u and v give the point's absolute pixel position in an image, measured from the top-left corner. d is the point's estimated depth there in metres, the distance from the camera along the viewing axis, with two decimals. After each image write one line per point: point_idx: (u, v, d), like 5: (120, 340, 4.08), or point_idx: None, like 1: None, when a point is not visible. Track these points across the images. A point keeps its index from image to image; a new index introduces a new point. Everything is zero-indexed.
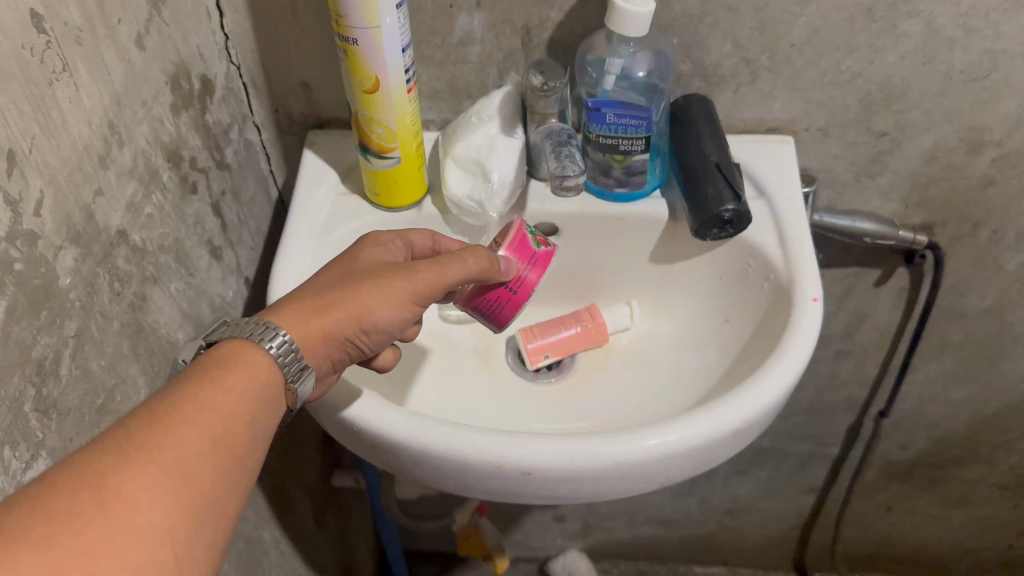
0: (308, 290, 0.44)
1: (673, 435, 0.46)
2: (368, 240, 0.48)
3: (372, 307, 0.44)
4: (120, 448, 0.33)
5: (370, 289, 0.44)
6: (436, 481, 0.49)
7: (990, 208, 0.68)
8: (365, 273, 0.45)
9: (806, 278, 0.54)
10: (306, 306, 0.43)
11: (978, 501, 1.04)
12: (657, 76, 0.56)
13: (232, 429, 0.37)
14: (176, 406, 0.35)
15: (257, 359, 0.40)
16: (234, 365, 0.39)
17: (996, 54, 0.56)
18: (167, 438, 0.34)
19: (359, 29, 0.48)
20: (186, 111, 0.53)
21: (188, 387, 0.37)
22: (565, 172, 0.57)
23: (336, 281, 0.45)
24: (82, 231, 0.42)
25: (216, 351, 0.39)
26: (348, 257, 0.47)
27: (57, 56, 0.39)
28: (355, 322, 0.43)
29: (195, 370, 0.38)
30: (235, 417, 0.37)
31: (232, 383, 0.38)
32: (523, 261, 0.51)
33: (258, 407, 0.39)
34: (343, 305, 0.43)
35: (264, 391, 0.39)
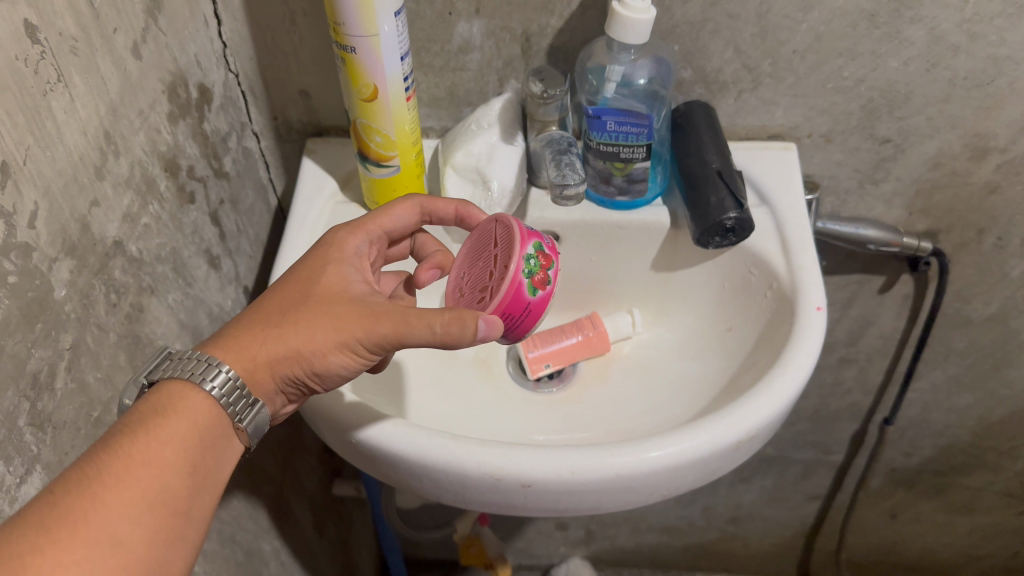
0: (261, 315, 0.43)
1: (674, 447, 0.45)
2: (333, 260, 0.46)
3: (320, 350, 0.42)
4: (44, 518, 0.32)
5: (318, 331, 0.42)
6: (434, 494, 0.48)
7: (994, 214, 0.67)
8: (317, 309, 0.42)
9: (809, 286, 0.54)
10: (250, 339, 0.42)
11: (984, 508, 1.03)
12: (657, 83, 0.56)
13: (169, 484, 0.37)
14: (107, 466, 0.35)
15: (198, 405, 0.40)
16: (172, 414, 0.39)
17: (1001, 60, 0.55)
18: (97, 502, 0.34)
19: (358, 37, 0.48)
20: (183, 120, 0.53)
21: (122, 443, 0.36)
22: (565, 181, 0.56)
23: (290, 311, 0.43)
24: (77, 242, 0.41)
25: (151, 400, 0.39)
26: (309, 279, 0.44)
27: (52, 67, 0.39)
28: (300, 364, 0.42)
29: (128, 423, 0.37)
30: (172, 470, 0.37)
31: (169, 435, 0.38)
32: (516, 314, 0.46)
33: (200, 455, 0.39)
34: (289, 344, 0.42)
35: (204, 439, 0.39)
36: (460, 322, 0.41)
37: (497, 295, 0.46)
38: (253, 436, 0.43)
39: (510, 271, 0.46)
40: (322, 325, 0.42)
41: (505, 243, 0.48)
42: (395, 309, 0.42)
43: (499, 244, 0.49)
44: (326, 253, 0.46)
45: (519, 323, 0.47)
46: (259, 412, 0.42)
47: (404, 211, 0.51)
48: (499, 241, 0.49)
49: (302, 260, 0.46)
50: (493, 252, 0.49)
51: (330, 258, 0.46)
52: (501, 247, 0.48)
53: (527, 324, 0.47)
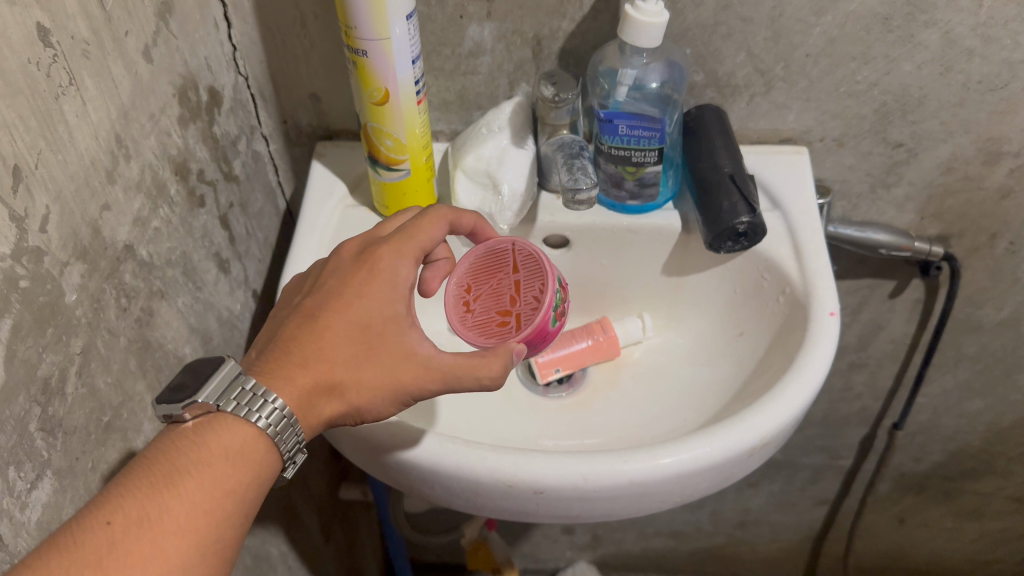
0: (316, 361, 0.42)
1: (687, 454, 0.45)
2: (386, 300, 0.44)
3: (375, 404, 0.43)
4: (102, 558, 0.33)
5: (375, 389, 0.42)
6: (446, 499, 0.48)
7: (1007, 218, 0.66)
8: (375, 363, 0.42)
9: (822, 292, 0.53)
10: (307, 391, 0.41)
11: (993, 513, 1.02)
12: (670, 87, 0.55)
13: (221, 533, 0.37)
14: (167, 510, 0.35)
15: (260, 452, 0.40)
16: (235, 457, 0.39)
17: (1015, 64, 0.55)
18: (152, 550, 0.34)
19: (370, 41, 0.48)
20: (193, 124, 0.52)
21: (185, 485, 0.36)
22: (577, 185, 0.55)
23: (347, 360, 0.42)
24: (88, 246, 0.41)
25: (220, 437, 0.39)
26: (363, 322, 0.43)
27: (64, 70, 0.39)
28: (353, 415, 0.43)
29: (193, 460, 0.37)
30: (225, 522, 0.37)
31: (230, 480, 0.38)
32: (534, 345, 0.48)
33: (251, 506, 0.39)
34: (345, 398, 0.42)
35: (259, 490, 0.39)
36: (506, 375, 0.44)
37: (528, 326, 0.47)
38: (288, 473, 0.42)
39: (545, 305, 0.47)
40: (380, 380, 0.42)
41: (530, 269, 0.49)
42: (450, 369, 0.43)
43: (520, 273, 0.49)
44: (378, 288, 0.44)
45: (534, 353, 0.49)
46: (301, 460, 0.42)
47: (436, 228, 0.47)
48: (520, 266, 0.50)
49: (351, 290, 0.44)
50: (513, 279, 0.49)
51: (385, 296, 0.44)
52: (524, 276, 0.49)
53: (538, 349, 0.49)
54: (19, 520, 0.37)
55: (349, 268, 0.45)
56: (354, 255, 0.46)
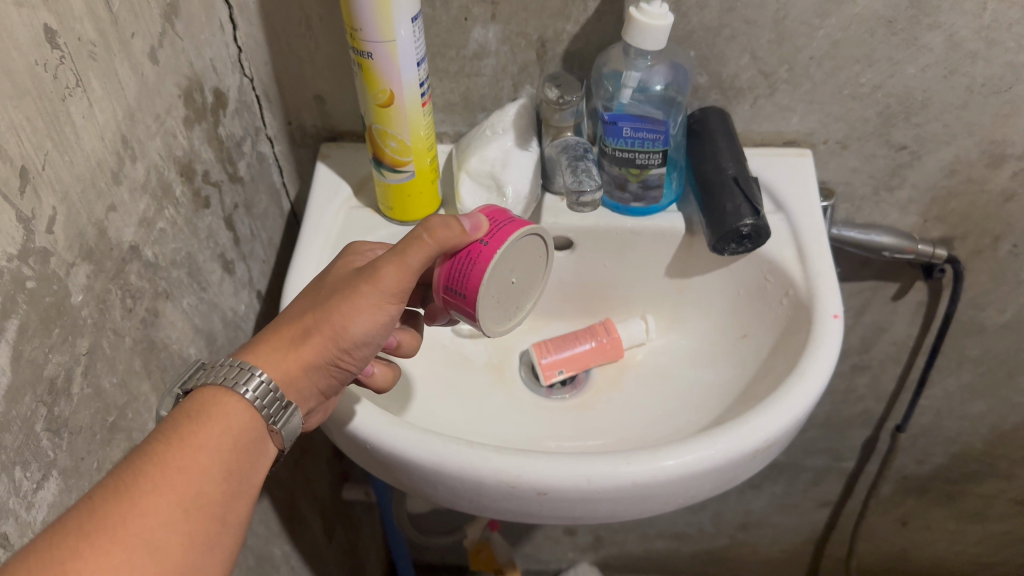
0: (281, 321, 0.44)
1: (691, 456, 0.45)
2: (341, 257, 0.48)
3: (340, 320, 0.43)
4: (82, 525, 0.33)
5: (335, 305, 0.43)
6: (449, 500, 0.48)
7: (1010, 221, 0.66)
8: (331, 290, 0.44)
9: (826, 294, 0.53)
10: (275, 343, 0.43)
11: (996, 515, 1.02)
12: (674, 89, 0.55)
13: (205, 489, 0.36)
14: (142, 472, 0.35)
15: (231, 407, 0.40)
16: (206, 418, 0.39)
17: (1018, 67, 0.55)
18: (132, 509, 0.34)
19: (374, 43, 0.48)
20: (198, 125, 0.53)
21: (156, 448, 0.36)
22: (582, 187, 0.55)
23: (308, 304, 0.44)
24: (94, 247, 0.41)
25: (184, 406, 0.39)
26: (320, 278, 0.46)
27: (71, 72, 0.39)
28: (330, 345, 0.43)
29: (161, 428, 0.38)
30: (207, 474, 0.37)
31: (203, 439, 0.38)
32: (495, 219, 0.46)
33: (235, 459, 0.39)
34: (313, 331, 0.43)
35: (238, 443, 0.39)
36: (440, 223, 0.43)
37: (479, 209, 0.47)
38: (286, 440, 0.42)
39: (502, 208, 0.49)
40: (337, 298, 0.43)
41: None
42: (392, 251, 0.43)
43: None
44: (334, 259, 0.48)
45: (500, 226, 0.45)
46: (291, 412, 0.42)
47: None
48: None
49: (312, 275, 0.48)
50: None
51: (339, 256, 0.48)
52: None
53: (506, 229, 0.45)
54: (25, 520, 0.37)
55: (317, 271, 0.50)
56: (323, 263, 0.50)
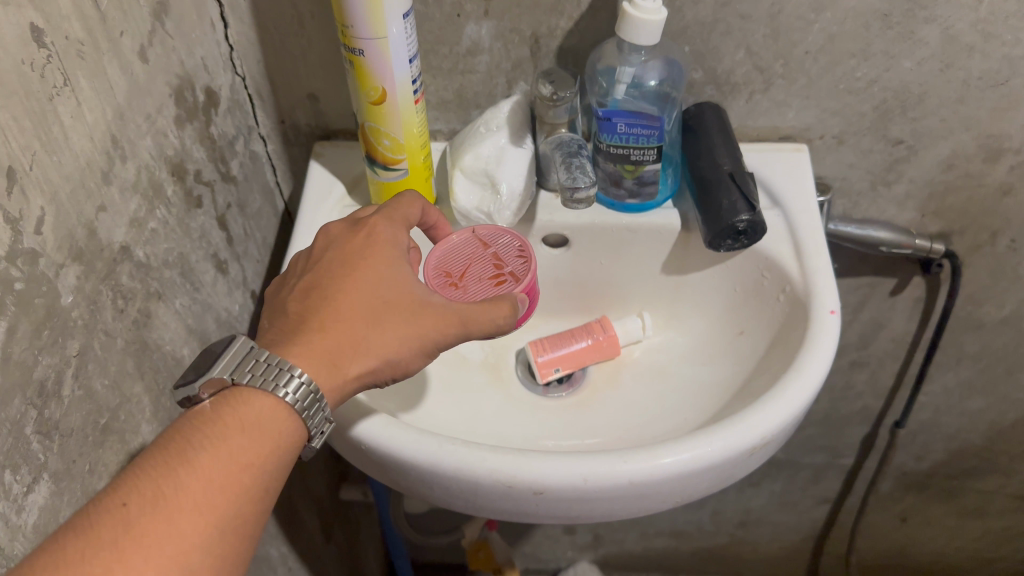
0: (331, 323, 0.42)
1: (688, 453, 0.45)
2: (386, 261, 0.45)
3: (403, 354, 0.43)
4: (118, 537, 0.32)
5: (401, 336, 0.43)
6: (445, 500, 0.48)
7: (1008, 216, 0.66)
8: (392, 313, 0.43)
9: (823, 290, 0.53)
10: (329, 352, 0.41)
11: (996, 511, 1.02)
12: (669, 85, 0.55)
13: (240, 511, 0.36)
14: (185, 488, 0.35)
15: (282, 423, 0.39)
16: (253, 432, 0.38)
17: (1015, 61, 0.55)
18: (170, 527, 0.33)
19: (366, 40, 0.48)
20: (190, 124, 0.52)
21: (202, 461, 0.36)
22: (576, 184, 0.55)
23: (364, 316, 0.43)
24: (84, 248, 0.41)
25: (237, 411, 0.38)
26: (372, 283, 0.44)
27: (58, 71, 0.39)
28: (383, 372, 0.43)
29: (208, 436, 0.37)
30: (246, 495, 0.36)
31: (248, 456, 0.37)
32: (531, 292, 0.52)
33: (272, 480, 0.38)
34: (373, 354, 0.42)
35: (279, 463, 0.39)
36: (515, 315, 0.46)
37: (523, 275, 0.51)
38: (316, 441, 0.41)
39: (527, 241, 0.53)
40: (404, 330, 0.43)
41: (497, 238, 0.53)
42: (467, 310, 0.45)
43: (493, 245, 0.53)
44: (377, 253, 0.46)
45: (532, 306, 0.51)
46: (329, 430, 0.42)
47: (413, 207, 0.50)
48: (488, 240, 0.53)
49: (351, 262, 0.45)
50: (490, 252, 0.53)
51: (383, 258, 0.45)
52: (498, 244, 0.53)
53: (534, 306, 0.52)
54: (15, 523, 0.36)
55: (344, 249, 0.46)
56: (350, 239, 0.47)
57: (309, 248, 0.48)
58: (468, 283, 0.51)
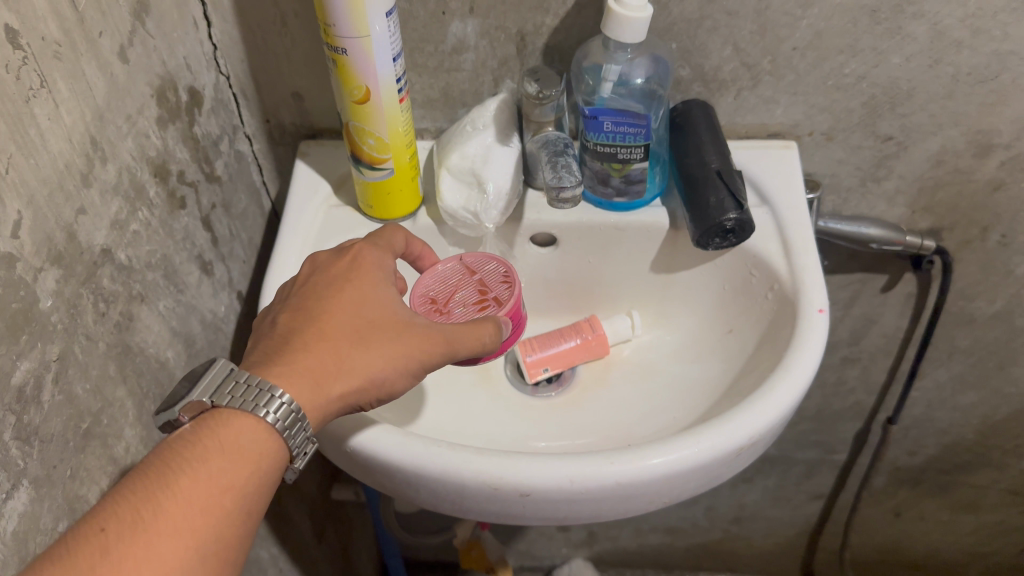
0: (318, 342, 0.42)
1: (675, 454, 0.45)
2: (373, 282, 0.46)
3: (388, 372, 0.43)
4: (95, 565, 0.32)
5: (387, 356, 0.43)
6: (432, 503, 0.48)
7: (998, 211, 0.66)
8: (379, 333, 0.43)
9: (811, 288, 0.53)
10: (314, 370, 0.41)
11: (989, 506, 1.02)
12: (655, 82, 0.55)
13: (221, 532, 0.36)
14: (164, 511, 0.34)
15: (263, 444, 0.39)
16: (233, 452, 0.38)
17: (1004, 55, 0.54)
18: (148, 553, 0.33)
19: (349, 39, 0.47)
20: (172, 125, 0.52)
21: (181, 483, 0.35)
22: (561, 184, 0.55)
23: (349, 336, 0.43)
24: (63, 251, 0.41)
25: (218, 433, 0.38)
26: (357, 305, 0.44)
27: (34, 72, 0.38)
28: (368, 393, 0.42)
29: (187, 458, 0.36)
30: (225, 516, 0.36)
31: (228, 477, 0.37)
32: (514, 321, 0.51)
33: (254, 500, 0.38)
34: (358, 373, 0.42)
35: (261, 482, 0.38)
36: (497, 335, 0.47)
37: (507, 300, 0.51)
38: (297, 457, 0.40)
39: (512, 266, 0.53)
40: (391, 349, 0.43)
41: (483, 264, 0.54)
42: (452, 333, 0.45)
43: (479, 272, 0.53)
44: (364, 274, 0.46)
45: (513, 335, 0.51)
46: (314, 451, 0.41)
47: (398, 236, 0.50)
48: (474, 266, 0.54)
49: (338, 283, 0.45)
50: (476, 278, 0.53)
51: (371, 279, 0.46)
52: (483, 270, 0.53)
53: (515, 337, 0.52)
54: None
55: (329, 272, 0.46)
56: (337, 263, 0.47)
57: (294, 275, 0.48)
58: (451, 310, 0.51)
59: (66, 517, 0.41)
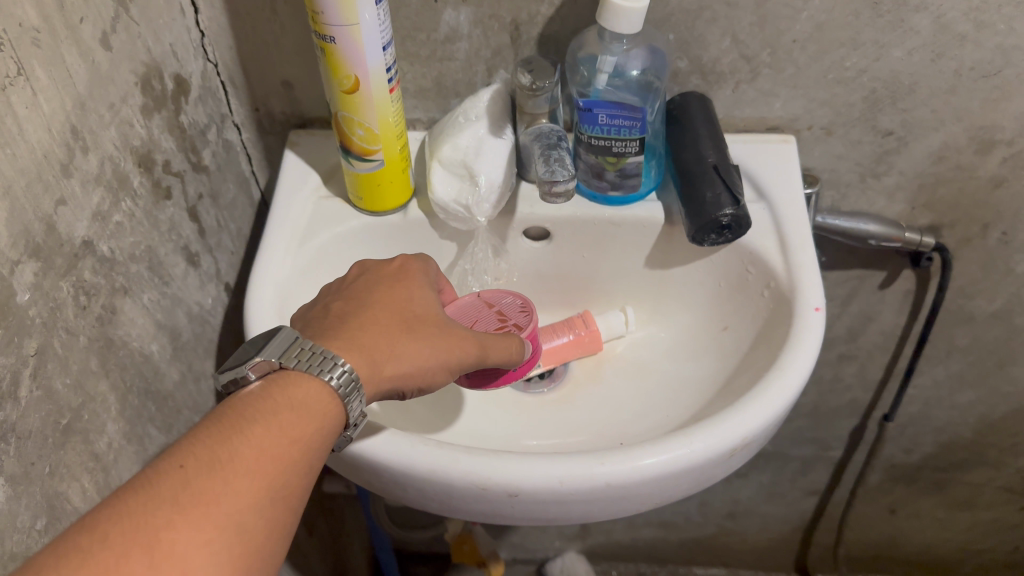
0: (371, 325, 0.42)
1: (667, 455, 0.44)
2: (417, 281, 0.46)
3: (432, 363, 0.42)
4: (179, 495, 0.31)
5: (432, 347, 0.43)
6: (420, 501, 0.47)
7: (1000, 208, 0.65)
8: (426, 326, 0.44)
9: (808, 287, 0.52)
10: (368, 349, 0.40)
11: (985, 503, 1.02)
12: (652, 74, 0.53)
13: (289, 482, 0.35)
14: (238, 454, 0.34)
15: (327, 406, 0.38)
16: (300, 408, 0.37)
17: (1008, 50, 0.53)
18: (226, 490, 0.33)
19: (337, 27, 0.46)
20: (158, 113, 0.51)
21: (253, 431, 0.35)
22: (554, 177, 0.52)
23: (398, 325, 0.43)
24: (42, 243, 0.40)
25: (286, 391, 0.37)
26: (405, 300, 0.44)
27: (11, 60, 0.37)
28: (410, 381, 0.42)
29: (257, 409, 0.36)
30: (294, 466, 0.35)
31: (297, 430, 0.36)
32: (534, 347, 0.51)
33: (318, 456, 0.37)
34: (407, 358, 0.41)
35: (324, 441, 0.38)
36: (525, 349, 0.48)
37: (526, 324, 0.51)
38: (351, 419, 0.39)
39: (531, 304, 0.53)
40: (436, 340, 0.43)
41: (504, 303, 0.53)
42: (489, 338, 0.46)
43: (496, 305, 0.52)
44: (410, 275, 0.47)
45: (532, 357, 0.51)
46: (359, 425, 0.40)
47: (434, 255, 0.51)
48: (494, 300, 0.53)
49: (388, 280, 0.46)
50: (495, 310, 0.52)
51: (415, 280, 0.46)
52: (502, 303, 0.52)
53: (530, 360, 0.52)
54: None
55: (377, 270, 0.47)
56: (384, 265, 0.47)
57: (340, 275, 0.48)
58: None
59: (44, 515, 0.41)
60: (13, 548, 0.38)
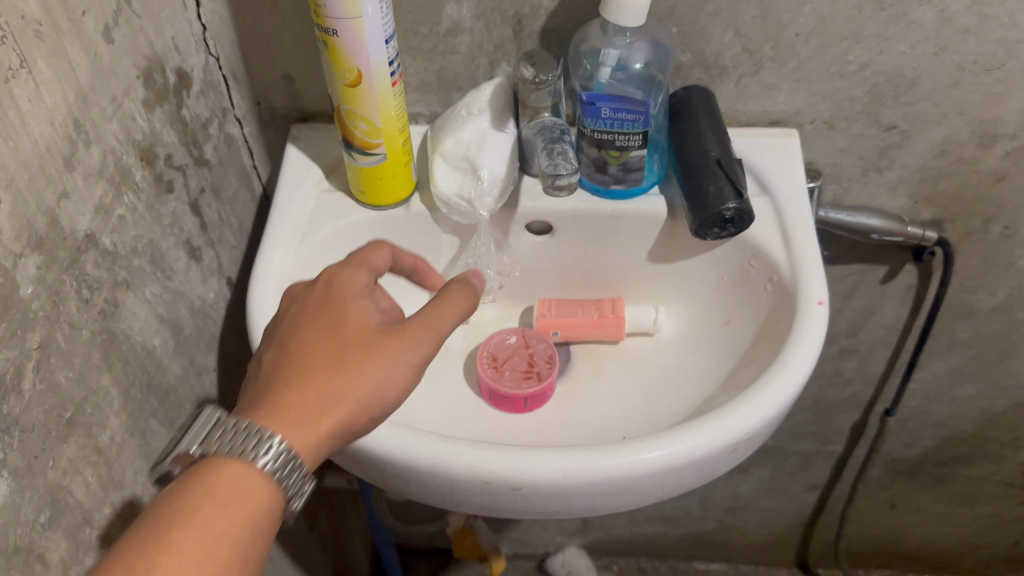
0: (298, 381, 0.39)
1: (670, 448, 0.44)
2: (348, 293, 0.43)
3: (378, 387, 0.40)
4: None
5: (371, 371, 0.40)
6: (422, 496, 0.47)
7: (1002, 203, 0.65)
8: (355, 347, 0.41)
9: (812, 281, 0.52)
10: (302, 409, 0.38)
11: (985, 497, 1.02)
12: (655, 67, 0.53)
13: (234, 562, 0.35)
14: (176, 541, 0.34)
15: (256, 485, 0.37)
16: (229, 491, 0.36)
17: (1011, 44, 0.53)
18: None
19: (339, 19, 0.46)
20: (160, 107, 0.51)
21: (193, 515, 0.35)
22: (557, 171, 0.52)
23: (329, 365, 0.40)
24: (45, 237, 0.40)
25: (219, 472, 0.37)
26: (332, 328, 0.42)
27: (14, 52, 0.37)
28: (360, 417, 0.40)
29: (198, 491, 0.36)
30: (237, 543, 0.35)
31: (235, 510, 0.36)
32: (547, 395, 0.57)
33: (265, 529, 0.37)
34: (347, 399, 0.39)
35: (268, 513, 0.37)
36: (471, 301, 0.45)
37: (548, 375, 0.58)
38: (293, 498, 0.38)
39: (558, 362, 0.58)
40: (374, 360, 0.40)
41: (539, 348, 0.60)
42: (429, 314, 0.43)
43: (531, 347, 0.60)
44: (342, 290, 0.44)
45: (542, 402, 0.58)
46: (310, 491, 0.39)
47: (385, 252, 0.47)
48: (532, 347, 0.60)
49: (315, 309, 0.43)
50: (528, 353, 0.60)
51: (347, 293, 0.43)
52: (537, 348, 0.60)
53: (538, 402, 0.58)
54: None
55: (308, 297, 0.44)
56: (315, 287, 0.44)
57: (275, 312, 0.45)
58: (504, 370, 0.59)
59: (47, 509, 0.41)
60: (17, 542, 0.38)
